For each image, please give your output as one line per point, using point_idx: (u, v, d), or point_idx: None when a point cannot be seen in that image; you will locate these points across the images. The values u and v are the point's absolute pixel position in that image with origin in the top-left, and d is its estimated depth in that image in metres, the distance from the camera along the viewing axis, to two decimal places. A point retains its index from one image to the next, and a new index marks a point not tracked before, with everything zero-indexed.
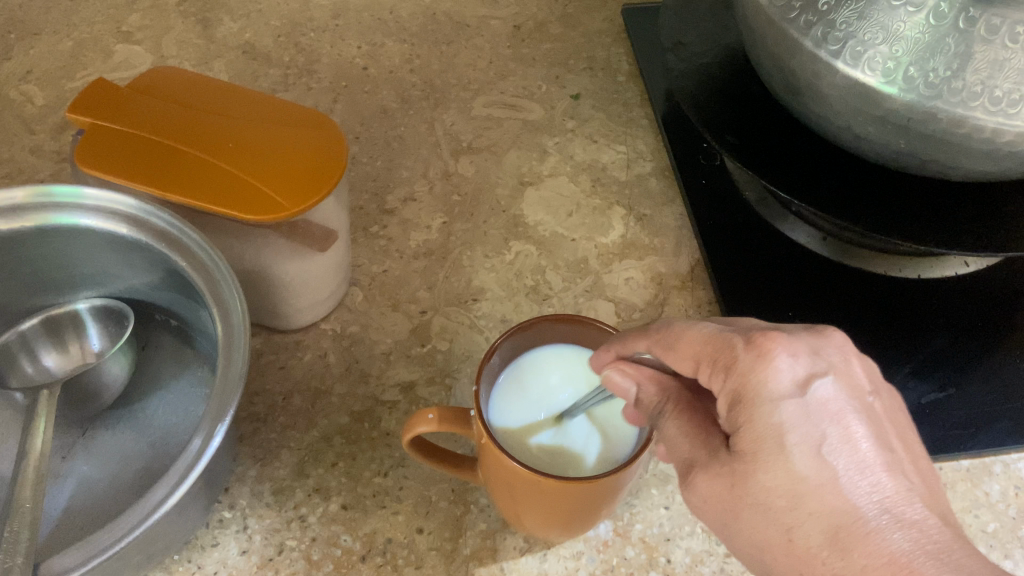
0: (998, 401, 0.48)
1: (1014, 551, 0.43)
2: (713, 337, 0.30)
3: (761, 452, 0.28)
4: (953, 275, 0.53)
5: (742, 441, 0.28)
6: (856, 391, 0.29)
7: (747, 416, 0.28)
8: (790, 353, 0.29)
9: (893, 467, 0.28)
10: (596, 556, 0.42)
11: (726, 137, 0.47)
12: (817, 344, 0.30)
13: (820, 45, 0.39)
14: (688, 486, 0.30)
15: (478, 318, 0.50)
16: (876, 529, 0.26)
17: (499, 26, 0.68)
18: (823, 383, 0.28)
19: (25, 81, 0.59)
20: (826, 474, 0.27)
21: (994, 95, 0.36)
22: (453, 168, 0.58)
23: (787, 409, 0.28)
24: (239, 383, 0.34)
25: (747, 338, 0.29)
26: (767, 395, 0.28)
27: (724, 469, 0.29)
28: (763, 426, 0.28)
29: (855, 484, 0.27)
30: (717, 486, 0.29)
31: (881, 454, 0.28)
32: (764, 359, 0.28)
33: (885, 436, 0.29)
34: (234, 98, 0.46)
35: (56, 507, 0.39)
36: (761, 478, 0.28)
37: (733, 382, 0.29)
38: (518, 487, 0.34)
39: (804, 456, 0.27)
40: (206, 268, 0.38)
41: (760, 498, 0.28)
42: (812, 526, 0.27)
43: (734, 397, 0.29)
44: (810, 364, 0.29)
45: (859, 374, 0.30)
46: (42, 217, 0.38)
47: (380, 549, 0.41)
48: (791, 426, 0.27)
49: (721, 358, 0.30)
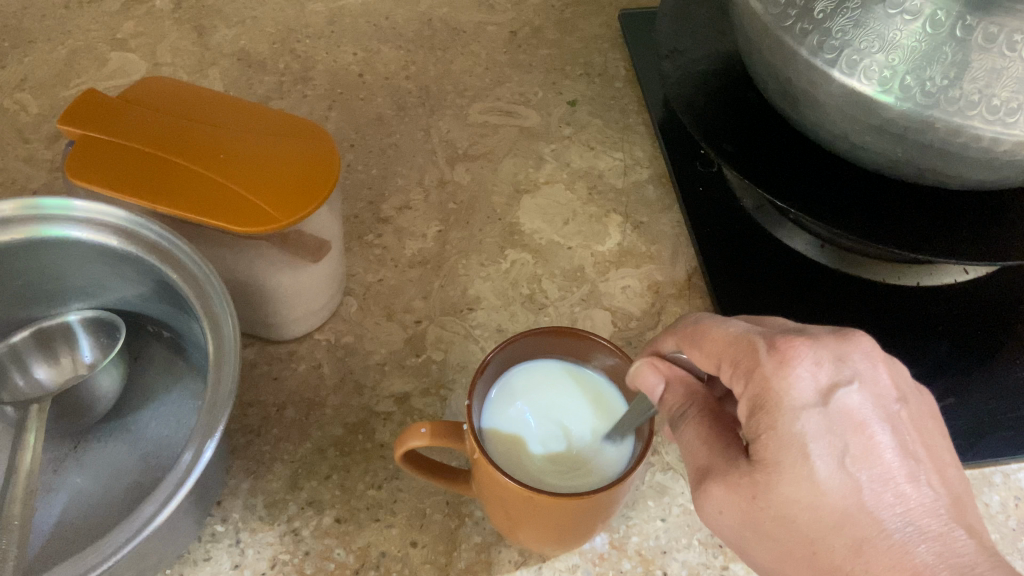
0: (999, 410, 0.47)
1: (1014, 563, 0.42)
2: (739, 339, 0.30)
3: (783, 463, 0.27)
4: (952, 283, 0.53)
5: (764, 451, 0.28)
6: (881, 399, 0.28)
7: (770, 424, 0.28)
8: (813, 360, 0.28)
9: (916, 477, 0.28)
10: (592, 569, 0.41)
11: (722, 144, 0.47)
12: (843, 350, 0.29)
13: (815, 53, 0.39)
14: (705, 496, 0.29)
15: (473, 328, 0.50)
16: (900, 542, 0.26)
17: (495, 32, 0.68)
18: (847, 392, 0.28)
19: (18, 90, 0.59)
20: (849, 486, 0.27)
21: (992, 104, 0.36)
22: (449, 176, 0.57)
23: (810, 420, 0.27)
24: (229, 398, 0.34)
25: (770, 344, 0.29)
26: (791, 404, 0.27)
27: (743, 480, 0.28)
28: (787, 436, 0.27)
29: (879, 496, 0.27)
30: (736, 497, 0.28)
31: (905, 464, 0.28)
32: (788, 366, 0.28)
33: (907, 444, 0.28)
34: (228, 108, 0.45)
35: (46, 522, 0.39)
36: (782, 490, 0.27)
37: (755, 389, 0.28)
38: (511, 502, 0.34)
39: (828, 469, 0.27)
40: (197, 280, 0.38)
41: (781, 510, 0.27)
42: (836, 538, 0.27)
43: (756, 404, 0.28)
44: (833, 373, 0.28)
45: (887, 380, 0.29)
46: (30, 230, 0.38)
47: (373, 563, 0.41)
48: (814, 437, 0.27)
49: (744, 361, 0.29)
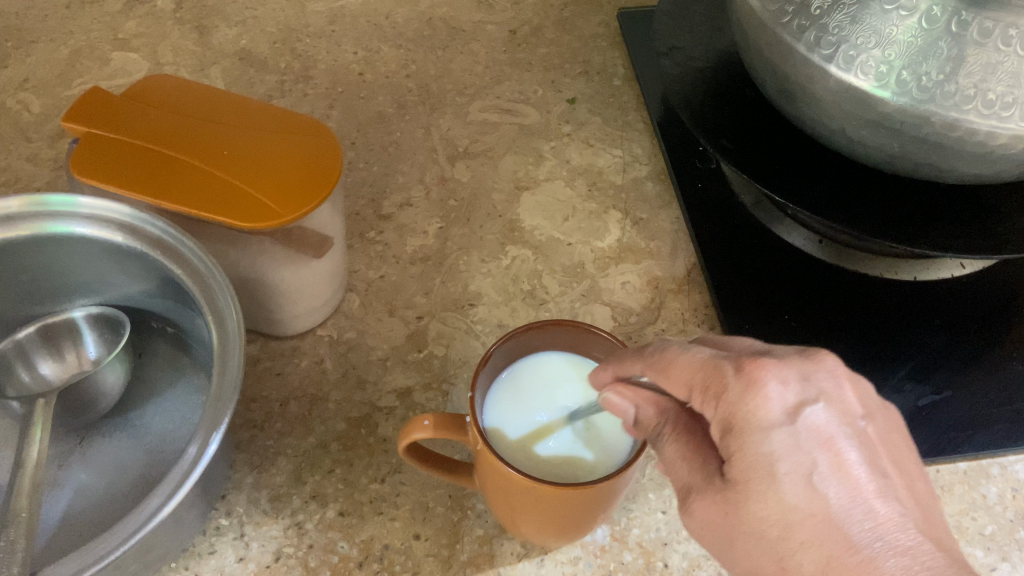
0: (995, 403, 0.48)
1: (1012, 554, 0.43)
2: (705, 364, 0.29)
3: (753, 482, 0.27)
4: (949, 277, 0.53)
5: (734, 469, 0.28)
6: (847, 416, 0.29)
7: (738, 444, 0.28)
8: (780, 379, 0.28)
9: (886, 493, 0.28)
10: (594, 561, 0.42)
11: (720, 141, 0.47)
12: (808, 368, 0.29)
13: (813, 49, 0.39)
14: (688, 513, 0.30)
15: (475, 324, 0.50)
16: (869, 558, 0.26)
17: (495, 32, 0.68)
18: (814, 410, 0.28)
19: (22, 89, 0.59)
20: (816, 503, 0.27)
21: (987, 98, 0.36)
22: (450, 173, 0.58)
23: (777, 440, 0.27)
24: (233, 391, 0.34)
25: (736, 365, 0.28)
26: (757, 425, 0.27)
27: (717, 497, 0.28)
28: (755, 456, 0.27)
29: (849, 512, 0.27)
30: (711, 514, 0.29)
31: (873, 479, 0.28)
32: (755, 389, 0.28)
33: (875, 461, 0.28)
34: (233, 106, 0.46)
35: (52, 516, 0.39)
36: (753, 507, 0.27)
37: (724, 412, 0.28)
38: (513, 492, 0.34)
39: (796, 487, 0.27)
40: (200, 274, 0.38)
41: (752, 528, 0.28)
42: (805, 555, 0.27)
43: (725, 426, 0.28)
44: (799, 392, 0.28)
45: (851, 398, 0.29)
46: (37, 226, 0.38)
47: (377, 555, 0.41)
48: (782, 457, 0.27)
49: (711, 386, 0.28)
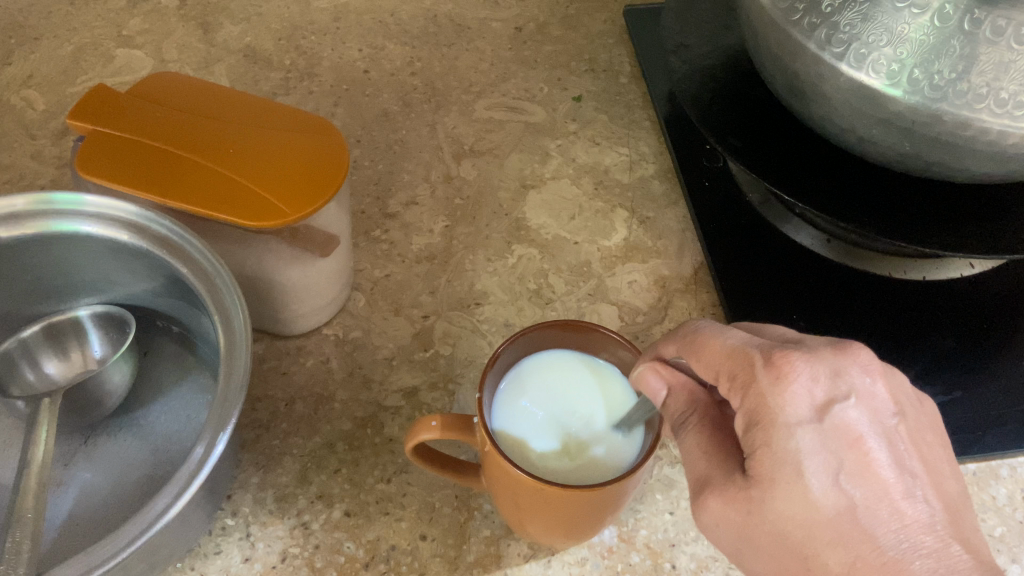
0: (1004, 403, 0.48)
1: (1022, 555, 0.42)
2: (735, 352, 0.29)
3: (779, 480, 0.27)
4: (957, 277, 0.53)
5: (760, 466, 0.27)
6: (877, 414, 0.28)
7: (764, 440, 0.27)
8: (811, 375, 0.28)
9: (912, 493, 0.27)
10: (601, 562, 0.42)
11: (729, 139, 0.47)
12: (840, 363, 0.28)
13: (823, 47, 0.39)
14: (700, 507, 0.29)
15: (481, 323, 0.50)
16: (895, 559, 0.26)
17: (500, 29, 0.68)
18: (844, 407, 0.28)
19: (25, 86, 0.59)
20: (842, 502, 0.27)
21: (999, 97, 0.36)
22: (456, 171, 0.58)
23: (804, 436, 0.27)
24: (240, 393, 0.34)
25: (767, 357, 0.28)
26: (785, 420, 0.27)
27: (740, 494, 0.28)
28: (783, 452, 0.27)
29: (875, 513, 0.27)
30: (734, 511, 0.28)
31: (901, 479, 0.27)
32: (783, 384, 0.27)
33: (903, 460, 0.28)
34: (240, 104, 0.46)
35: (58, 516, 0.39)
36: (778, 506, 0.27)
37: (751, 404, 0.28)
38: (521, 493, 0.34)
39: (823, 485, 0.27)
40: (206, 273, 0.38)
41: (777, 526, 0.27)
42: (830, 555, 0.27)
43: (751, 420, 0.28)
44: (830, 388, 0.28)
45: (882, 395, 0.29)
46: (42, 225, 0.38)
47: (384, 556, 0.41)
48: (810, 454, 0.27)
49: (739, 376, 0.29)
